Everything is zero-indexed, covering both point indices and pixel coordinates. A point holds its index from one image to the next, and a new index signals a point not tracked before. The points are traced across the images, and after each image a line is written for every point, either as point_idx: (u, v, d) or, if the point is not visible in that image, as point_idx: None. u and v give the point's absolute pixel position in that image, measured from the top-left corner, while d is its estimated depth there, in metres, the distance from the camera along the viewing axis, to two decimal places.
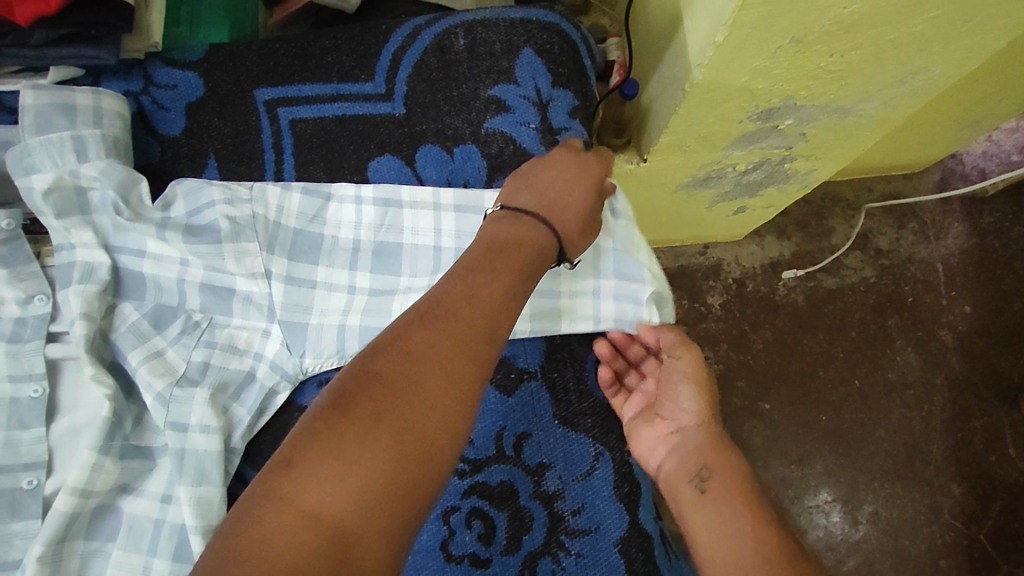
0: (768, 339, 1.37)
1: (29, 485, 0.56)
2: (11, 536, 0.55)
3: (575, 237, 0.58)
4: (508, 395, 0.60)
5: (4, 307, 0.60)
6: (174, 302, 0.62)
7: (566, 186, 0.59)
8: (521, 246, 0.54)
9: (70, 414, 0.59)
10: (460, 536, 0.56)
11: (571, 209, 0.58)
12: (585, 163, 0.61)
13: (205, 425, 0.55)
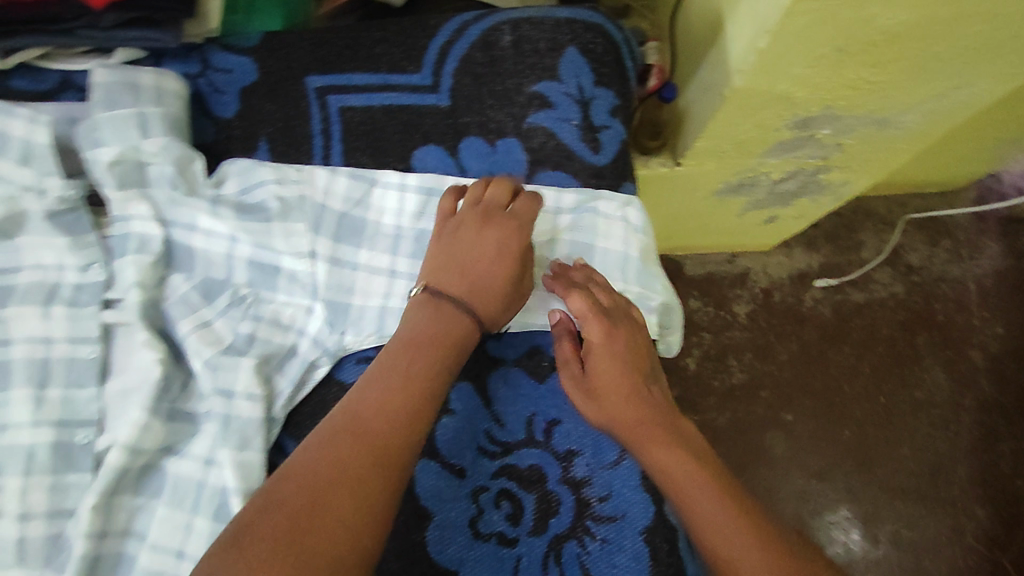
0: (793, 350, 1.36)
1: (84, 440, 0.60)
2: (67, 486, 0.59)
3: (499, 314, 0.59)
4: (540, 382, 0.62)
5: (66, 274, 0.64)
6: (222, 276, 0.64)
7: (491, 266, 0.59)
8: (434, 337, 0.55)
9: (120, 376, 0.62)
10: (489, 515, 0.58)
11: (497, 290, 0.59)
12: (515, 235, 0.60)
13: (250, 393, 0.58)
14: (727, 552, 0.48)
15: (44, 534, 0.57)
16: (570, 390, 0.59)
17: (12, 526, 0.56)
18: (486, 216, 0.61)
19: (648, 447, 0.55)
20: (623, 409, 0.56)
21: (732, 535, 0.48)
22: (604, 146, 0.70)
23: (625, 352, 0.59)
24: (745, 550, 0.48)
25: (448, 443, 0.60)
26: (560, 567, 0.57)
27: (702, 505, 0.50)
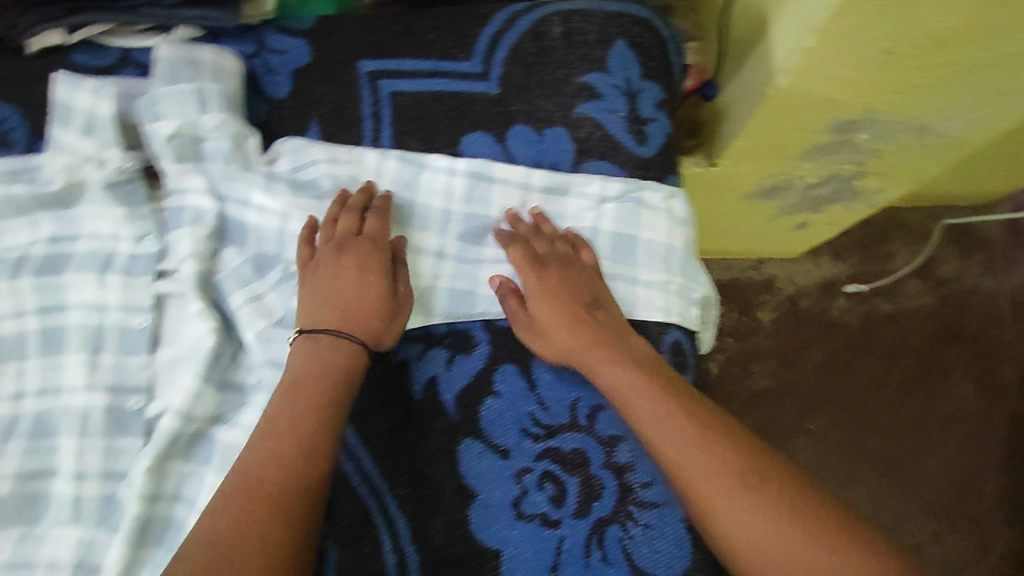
0: (819, 359, 1.35)
1: (136, 406, 0.62)
2: (119, 449, 0.60)
3: (381, 331, 0.60)
4: None
5: (121, 244, 0.66)
6: (273, 250, 0.65)
7: (358, 291, 0.60)
8: (318, 379, 0.56)
9: (172, 346, 0.63)
10: (532, 496, 0.60)
11: (370, 312, 0.60)
12: (375, 254, 0.62)
13: None
14: (669, 453, 0.54)
15: (98, 494, 0.59)
16: (522, 334, 0.62)
17: (68, 485, 0.59)
18: (338, 247, 0.62)
19: (593, 371, 0.59)
20: (568, 342, 0.60)
21: (673, 439, 0.54)
22: (651, 138, 0.70)
23: (563, 291, 0.62)
24: (683, 451, 0.54)
25: (492, 425, 0.61)
26: (602, 551, 0.58)
27: (646, 416, 0.56)
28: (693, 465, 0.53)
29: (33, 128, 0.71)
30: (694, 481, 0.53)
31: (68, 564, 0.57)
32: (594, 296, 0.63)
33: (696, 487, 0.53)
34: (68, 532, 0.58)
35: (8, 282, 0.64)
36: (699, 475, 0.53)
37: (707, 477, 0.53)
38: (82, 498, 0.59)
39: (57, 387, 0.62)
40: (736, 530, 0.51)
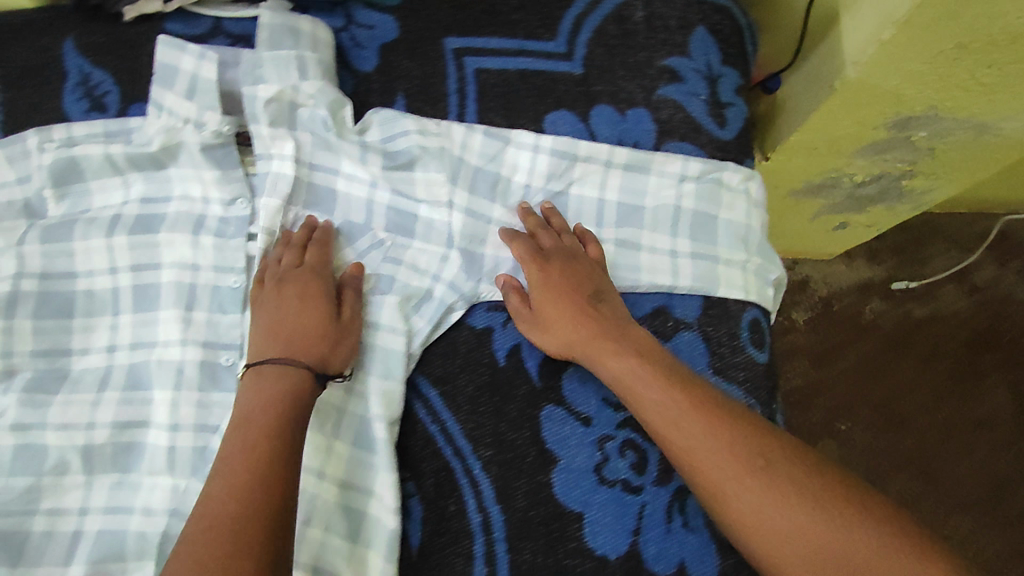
0: (852, 360, 1.35)
1: (227, 362, 0.63)
2: (211, 404, 0.62)
3: (327, 354, 0.59)
4: (664, 341, 0.64)
5: (211, 206, 0.67)
6: (361, 220, 0.67)
7: (300, 317, 0.59)
8: (263, 409, 0.54)
9: None
10: (614, 463, 0.61)
11: (313, 336, 0.59)
12: (315, 281, 0.61)
13: (392, 326, 0.62)
14: (677, 440, 0.54)
15: (192, 445, 0.60)
16: (526, 329, 0.62)
17: (163, 435, 0.61)
18: (278, 281, 0.61)
19: (596, 363, 0.59)
20: (569, 335, 0.61)
21: (679, 425, 0.54)
22: (729, 121, 0.71)
23: (556, 291, 0.62)
24: (691, 438, 0.53)
25: (574, 393, 0.63)
26: (683, 517, 0.59)
27: (651, 403, 0.56)
28: (701, 452, 0.53)
29: (125, 93, 0.72)
30: (702, 468, 0.52)
31: (164, 509, 0.59)
32: (591, 292, 0.62)
33: (705, 475, 0.52)
34: (160, 481, 0.60)
35: (104, 239, 0.66)
36: (709, 461, 0.52)
37: (715, 462, 0.52)
38: (175, 448, 0.60)
39: (150, 341, 0.64)
40: (742, 510, 0.50)
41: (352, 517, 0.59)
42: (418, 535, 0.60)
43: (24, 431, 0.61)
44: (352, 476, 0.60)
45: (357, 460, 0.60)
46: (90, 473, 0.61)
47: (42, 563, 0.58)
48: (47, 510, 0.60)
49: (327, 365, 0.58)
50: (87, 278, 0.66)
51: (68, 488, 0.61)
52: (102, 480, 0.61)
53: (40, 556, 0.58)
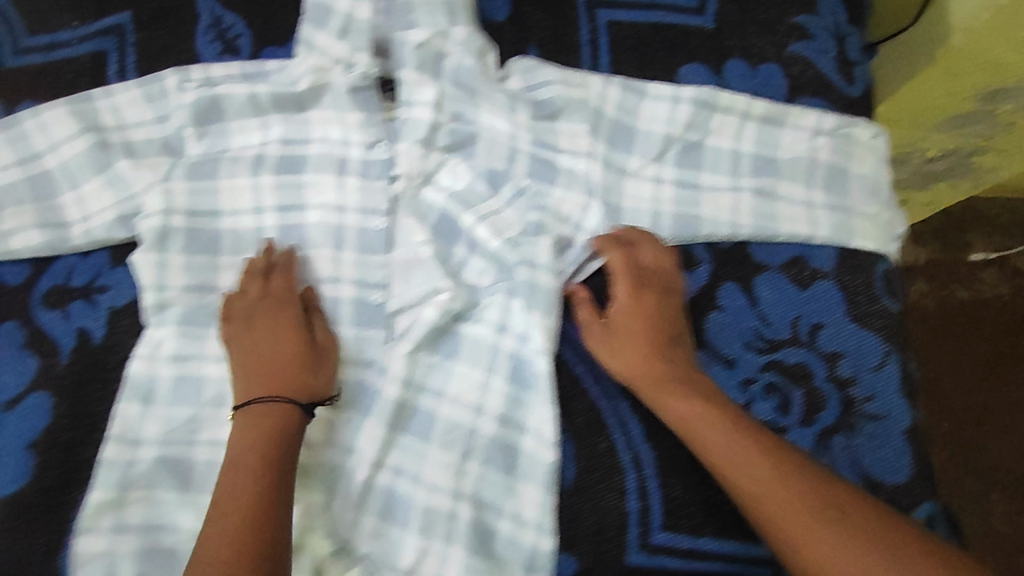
0: (962, 363, 1.18)
1: (378, 300, 0.64)
2: (366, 340, 0.63)
3: (310, 379, 0.59)
4: (803, 289, 0.65)
5: (351, 150, 0.67)
6: (503, 167, 0.66)
7: (278, 349, 0.59)
8: (256, 444, 0.56)
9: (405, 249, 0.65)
10: (759, 404, 0.62)
11: (287, 369, 0.59)
12: (283, 312, 0.61)
13: (551, 266, 0.62)
14: (746, 487, 0.54)
15: (351, 379, 0.62)
16: (596, 346, 0.62)
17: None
18: (246, 319, 0.61)
19: (660, 402, 0.59)
20: (636, 367, 0.60)
21: (748, 472, 0.54)
22: (857, 79, 0.72)
23: (627, 319, 0.61)
24: (761, 486, 0.54)
25: (717, 337, 0.64)
26: (829, 459, 0.61)
27: (719, 447, 0.56)
28: (773, 498, 0.53)
29: (258, 36, 0.72)
30: (770, 513, 0.53)
31: (323, 442, 0.61)
32: (661, 326, 0.61)
33: (776, 523, 0.53)
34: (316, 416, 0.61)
35: (249, 178, 0.66)
36: (780, 509, 0.53)
37: (786, 509, 0.52)
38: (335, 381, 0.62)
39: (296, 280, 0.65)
40: (818, 560, 0.50)
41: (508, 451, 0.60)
42: (571, 470, 0.61)
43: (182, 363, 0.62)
44: (508, 413, 0.61)
45: (512, 398, 0.61)
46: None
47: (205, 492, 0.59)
48: (206, 440, 0.61)
49: (307, 394, 0.59)
50: (232, 217, 0.66)
51: (225, 420, 0.61)
52: None
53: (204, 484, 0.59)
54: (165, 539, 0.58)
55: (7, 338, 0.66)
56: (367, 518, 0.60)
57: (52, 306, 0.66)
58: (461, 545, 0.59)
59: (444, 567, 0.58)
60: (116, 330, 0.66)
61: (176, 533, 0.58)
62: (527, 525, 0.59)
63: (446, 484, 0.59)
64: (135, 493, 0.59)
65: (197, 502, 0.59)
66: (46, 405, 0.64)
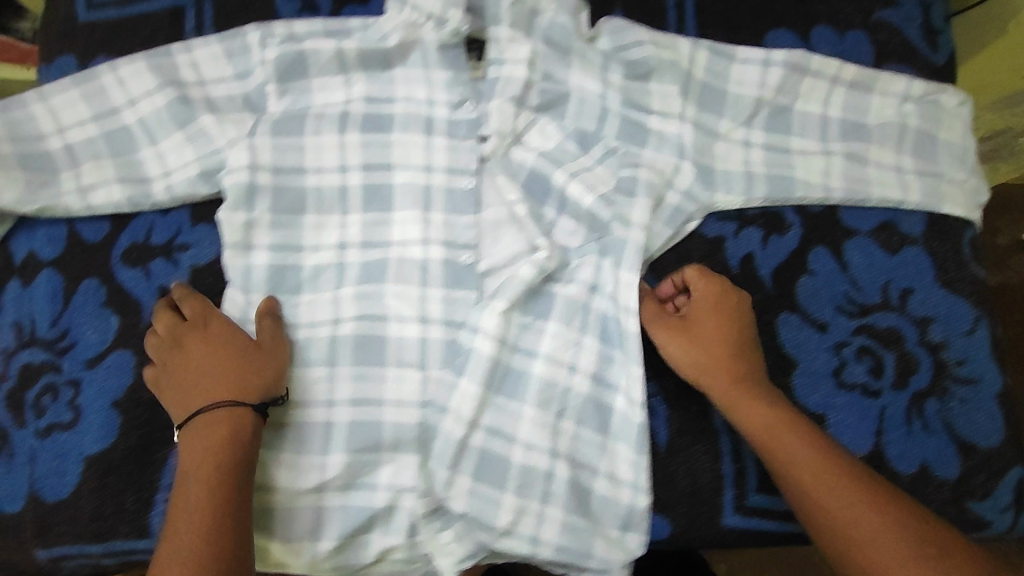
0: None
1: (468, 261, 0.63)
2: (456, 301, 0.62)
3: (257, 380, 0.57)
4: (892, 254, 0.65)
5: (437, 110, 0.66)
6: (592, 128, 0.66)
7: (213, 361, 0.57)
8: (202, 463, 0.54)
9: (491, 209, 0.65)
10: (852, 367, 0.62)
11: (231, 373, 0.57)
12: (212, 326, 0.59)
13: (644, 226, 0.62)
14: (830, 510, 0.53)
15: (443, 337, 0.61)
16: (669, 337, 0.60)
17: (413, 328, 0.62)
18: (175, 341, 0.59)
19: (739, 410, 0.57)
20: (710, 367, 0.58)
21: (834, 493, 0.53)
22: (941, 46, 0.71)
23: (708, 315, 0.59)
24: (847, 510, 0.52)
25: (808, 300, 0.64)
26: (923, 421, 0.61)
27: (805, 464, 0.54)
28: (859, 523, 0.52)
29: None
30: (858, 545, 0.51)
31: (415, 402, 0.60)
32: (740, 329, 0.59)
33: (861, 549, 0.51)
34: (408, 374, 0.61)
35: (336, 136, 0.65)
36: (864, 537, 0.51)
37: (871, 535, 0.51)
38: (428, 340, 0.61)
39: (383, 241, 0.64)
40: None
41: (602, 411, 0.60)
42: (663, 434, 0.61)
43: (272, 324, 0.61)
44: (600, 373, 0.61)
45: (603, 357, 0.61)
46: (333, 365, 0.61)
47: (302, 451, 0.59)
48: (297, 399, 0.60)
49: (254, 393, 0.57)
50: (317, 175, 0.65)
51: (314, 380, 0.60)
52: (343, 371, 0.61)
53: (301, 442, 0.59)
54: (260, 500, 0.59)
55: (88, 295, 0.65)
56: (462, 478, 0.59)
57: (133, 264, 0.65)
58: (559, 505, 0.59)
59: (541, 527, 0.59)
60: (198, 289, 0.64)
61: (273, 491, 0.59)
62: (623, 484, 0.59)
63: (543, 443, 0.59)
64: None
65: (293, 462, 0.59)
66: (129, 362, 0.63)
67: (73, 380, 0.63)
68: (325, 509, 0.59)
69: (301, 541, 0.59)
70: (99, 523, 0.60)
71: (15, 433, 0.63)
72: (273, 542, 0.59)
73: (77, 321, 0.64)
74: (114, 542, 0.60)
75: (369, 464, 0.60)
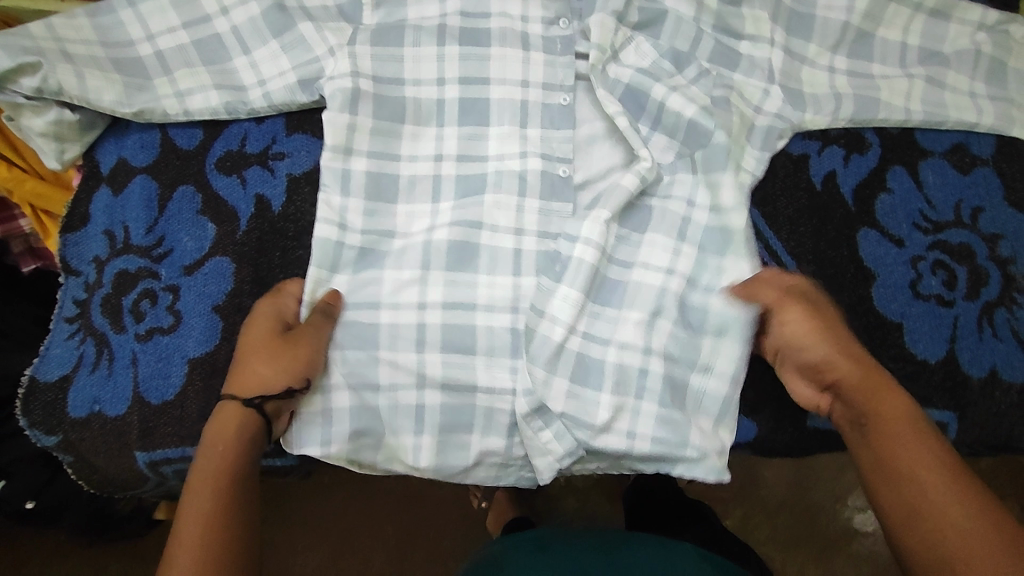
0: None
1: (564, 174, 0.66)
2: (552, 213, 0.66)
3: (260, 369, 0.57)
4: (964, 174, 0.68)
5: (532, 27, 0.67)
6: (686, 49, 0.68)
7: (241, 344, 0.59)
8: (202, 495, 0.51)
9: (590, 124, 0.69)
10: (927, 279, 0.66)
11: (246, 361, 0.58)
12: (261, 311, 0.61)
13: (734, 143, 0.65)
14: (920, 503, 0.48)
15: (540, 249, 0.65)
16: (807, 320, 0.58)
17: (511, 241, 0.65)
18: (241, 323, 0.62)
19: (871, 395, 0.54)
20: (842, 350, 0.56)
21: (932, 487, 0.48)
22: None
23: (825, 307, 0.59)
24: (943, 507, 0.47)
25: (887, 217, 0.67)
26: (993, 329, 0.65)
27: (904, 438, 0.51)
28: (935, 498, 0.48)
29: None
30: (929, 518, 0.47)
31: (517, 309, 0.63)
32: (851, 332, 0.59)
33: (931, 527, 0.47)
34: (508, 284, 0.64)
35: (435, 49, 0.66)
36: (938, 511, 0.47)
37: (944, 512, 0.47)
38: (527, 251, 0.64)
39: (481, 155, 0.66)
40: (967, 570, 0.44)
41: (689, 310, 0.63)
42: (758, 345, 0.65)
43: (374, 239, 0.64)
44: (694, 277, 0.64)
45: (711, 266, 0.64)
46: (426, 270, 0.63)
47: (399, 350, 0.62)
48: (389, 304, 0.63)
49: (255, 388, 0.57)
50: (414, 87, 0.66)
51: (406, 287, 0.63)
52: (437, 279, 0.63)
53: (394, 340, 0.62)
54: (369, 398, 0.62)
55: (184, 202, 0.65)
56: (558, 377, 0.61)
57: (228, 172, 0.66)
58: (653, 399, 0.61)
59: (637, 420, 0.61)
60: (295, 198, 0.66)
61: (375, 393, 0.62)
62: (709, 385, 0.62)
63: (635, 340, 0.62)
64: (335, 353, 0.61)
65: (392, 360, 0.62)
66: (228, 269, 0.64)
67: (171, 286, 0.64)
68: (426, 407, 0.61)
69: (407, 432, 0.62)
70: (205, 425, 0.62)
71: (114, 337, 0.63)
72: (384, 435, 0.62)
73: (173, 227, 0.65)
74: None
75: (473, 369, 0.62)
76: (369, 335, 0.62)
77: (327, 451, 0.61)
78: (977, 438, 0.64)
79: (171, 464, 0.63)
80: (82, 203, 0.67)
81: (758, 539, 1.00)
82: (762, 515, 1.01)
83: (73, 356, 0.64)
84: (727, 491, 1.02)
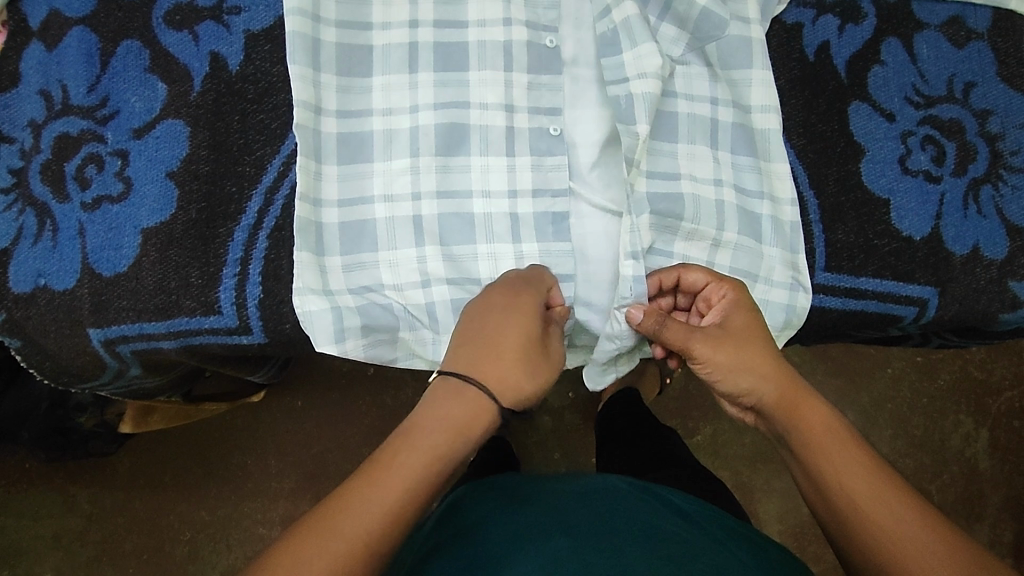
0: None
1: (550, 45, 0.62)
2: (541, 86, 0.62)
3: (514, 378, 0.53)
4: (959, 48, 0.66)
5: None
6: None
7: (503, 331, 0.54)
8: (447, 404, 0.51)
9: None
10: (916, 156, 0.64)
11: (505, 360, 0.53)
12: (526, 303, 0.55)
13: (742, 20, 0.63)
14: (861, 507, 0.48)
15: (529, 125, 0.61)
16: (717, 353, 0.57)
17: (499, 117, 0.61)
18: (500, 292, 0.56)
19: (791, 405, 0.55)
20: (768, 374, 0.56)
21: (854, 474, 0.49)
22: None
23: (746, 325, 0.57)
24: (877, 504, 0.47)
25: (878, 91, 0.64)
26: (978, 206, 0.64)
27: (821, 426, 0.53)
28: (847, 466, 0.50)
29: None
30: (842, 478, 0.49)
31: (504, 192, 0.61)
32: (763, 336, 0.57)
33: (841, 486, 0.49)
34: (494, 163, 0.61)
35: None
36: (845, 473, 0.49)
37: (856, 471, 0.49)
38: (515, 128, 0.61)
39: (460, 20, 0.61)
40: (877, 513, 0.47)
41: (750, 198, 0.62)
42: (822, 260, 0.62)
43: (351, 118, 0.60)
44: (745, 184, 0.62)
45: (755, 170, 0.62)
46: (416, 158, 0.60)
47: (398, 247, 0.59)
48: (380, 197, 0.60)
49: (490, 383, 0.52)
50: None
51: (397, 173, 0.60)
52: (427, 163, 0.60)
53: (392, 239, 0.59)
54: (373, 299, 0.59)
55: (129, 58, 0.59)
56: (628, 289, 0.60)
57: (177, 27, 0.60)
58: None
59: None
60: (256, 58, 0.60)
61: (381, 293, 0.59)
62: None
63: (701, 256, 0.61)
64: (331, 260, 0.59)
65: (392, 261, 0.59)
66: (182, 133, 0.59)
67: (119, 151, 0.58)
68: (437, 308, 0.60)
69: (425, 329, 0.61)
70: (163, 297, 0.58)
71: (57, 207, 0.58)
72: (398, 330, 0.60)
73: (117, 86, 0.59)
74: (255, 318, 0.58)
75: (467, 257, 0.60)
76: (362, 231, 0.59)
77: (344, 348, 0.58)
78: (956, 315, 0.64)
79: (129, 343, 0.59)
80: (9, 61, 0.60)
81: (726, 455, 1.02)
82: (729, 441, 1.02)
83: (11, 229, 0.58)
84: (697, 410, 1.02)
